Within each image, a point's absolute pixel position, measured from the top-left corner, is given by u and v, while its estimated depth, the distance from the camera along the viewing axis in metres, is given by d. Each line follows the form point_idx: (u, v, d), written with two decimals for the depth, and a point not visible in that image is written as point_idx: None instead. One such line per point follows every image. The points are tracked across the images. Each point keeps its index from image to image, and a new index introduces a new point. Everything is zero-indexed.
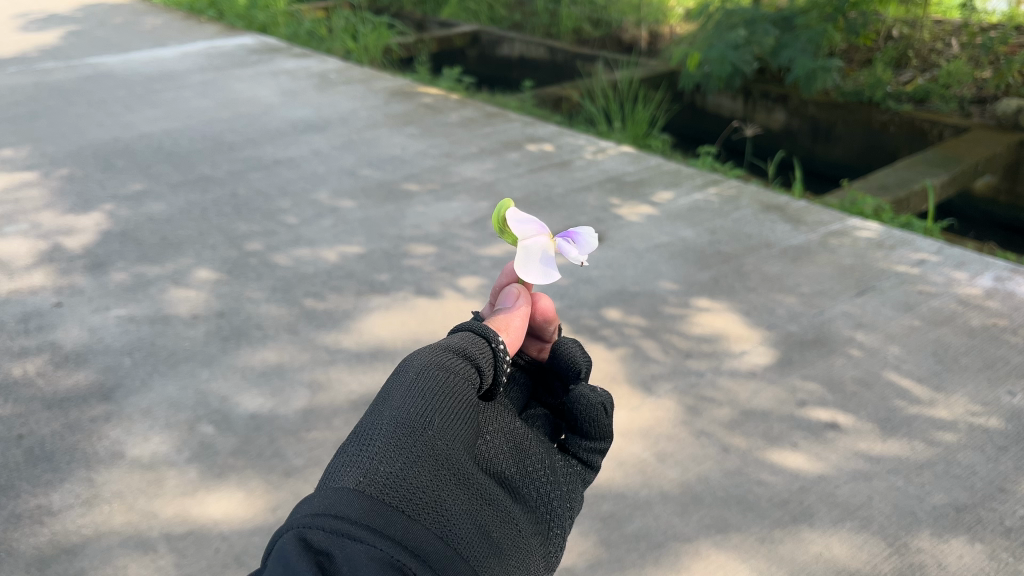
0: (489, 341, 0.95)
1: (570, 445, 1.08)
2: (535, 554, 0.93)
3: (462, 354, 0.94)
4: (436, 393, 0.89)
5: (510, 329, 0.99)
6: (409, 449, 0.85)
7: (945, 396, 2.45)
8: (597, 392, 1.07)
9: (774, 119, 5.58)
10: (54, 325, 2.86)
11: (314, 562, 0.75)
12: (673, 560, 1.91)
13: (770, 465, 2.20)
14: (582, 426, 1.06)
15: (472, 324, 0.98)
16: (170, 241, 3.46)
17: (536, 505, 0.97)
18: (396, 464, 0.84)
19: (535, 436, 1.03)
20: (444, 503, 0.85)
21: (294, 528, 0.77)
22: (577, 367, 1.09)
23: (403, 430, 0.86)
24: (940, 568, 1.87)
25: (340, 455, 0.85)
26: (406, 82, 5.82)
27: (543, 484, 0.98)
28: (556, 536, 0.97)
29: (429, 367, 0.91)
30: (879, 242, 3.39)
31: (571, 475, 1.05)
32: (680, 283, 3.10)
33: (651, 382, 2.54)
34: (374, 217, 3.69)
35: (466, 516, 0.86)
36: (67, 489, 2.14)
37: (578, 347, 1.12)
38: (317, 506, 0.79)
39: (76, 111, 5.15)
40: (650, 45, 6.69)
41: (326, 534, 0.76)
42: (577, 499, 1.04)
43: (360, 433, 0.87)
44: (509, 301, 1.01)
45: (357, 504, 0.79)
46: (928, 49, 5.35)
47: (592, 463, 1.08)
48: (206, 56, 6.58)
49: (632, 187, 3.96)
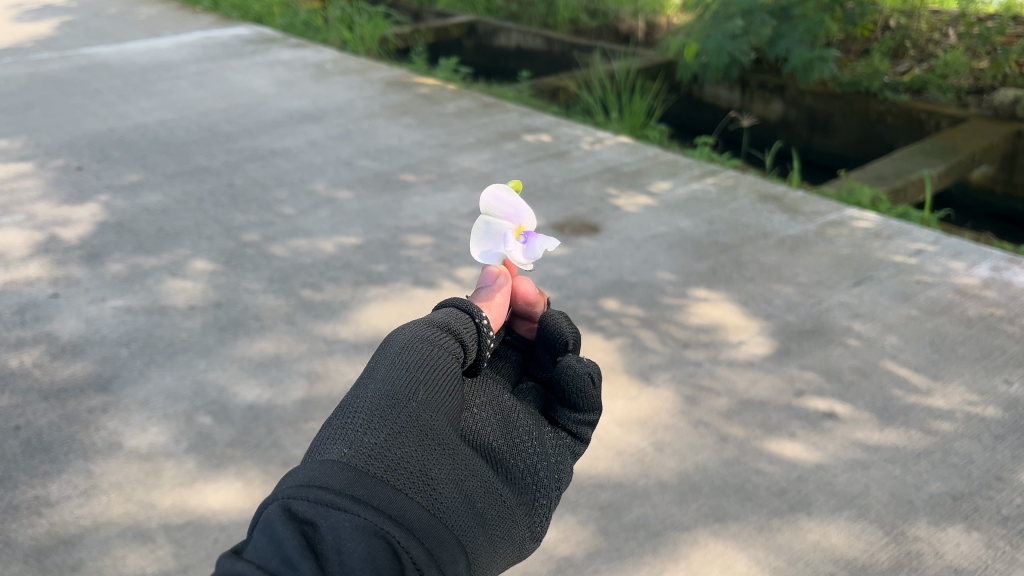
0: (473, 317, 1.03)
1: (559, 417, 1.10)
2: (521, 524, 0.96)
3: (446, 328, 1.00)
4: (420, 367, 0.94)
5: (493, 306, 1.07)
6: (393, 422, 0.89)
7: (943, 385, 2.46)
8: (584, 362, 1.08)
9: (772, 109, 5.57)
10: (50, 316, 2.85)
11: (300, 531, 0.79)
12: (671, 549, 1.92)
13: (768, 455, 2.20)
14: (570, 397, 1.08)
15: (457, 301, 1.06)
16: (166, 232, 3.45)
17: (523, 476, 0.99)
18: (381, 436, 0.87)
19: (524, 410, 1.07)
20: (429, 473, 0.88)
21: (280, 499, 0.81)
22: (564, 339, 1.12)
23: (387, 402, 0.90)
24: (938, 557, 1.88)
25: (327, 427, 0.89)
26: (403, 73, 5.81)
27: (530, 456, 1.01)
28: (542, 507, 1.00)
29: (414, 338, 0.97)
30: (876, 232, 3.40)
31: (562, 448, 1.06)
32: (678, 273, 3.10)
33: (649, 372, 2.55)
34: (372, 207, 3.68)
35: (450, 486, 0.89)
36: (64, 480, 2.13)
37: (565, 319, 1.15)
38: (302, 478, 0.83)
39: (71, 101, 5.13)
40: (647, 36, 6.67)
41: (311, 505, 0.80)
42: (567, 472, 1.05)
43: (347, 406, 0.91)
44: (490, 281, 1.09)
45: (342, 474, 0.83)
46: (925, 40, 5.36)
47: (581, 435, 1.10)
48: (201, 46, 6.55)
49: (630, 178, 3.95)
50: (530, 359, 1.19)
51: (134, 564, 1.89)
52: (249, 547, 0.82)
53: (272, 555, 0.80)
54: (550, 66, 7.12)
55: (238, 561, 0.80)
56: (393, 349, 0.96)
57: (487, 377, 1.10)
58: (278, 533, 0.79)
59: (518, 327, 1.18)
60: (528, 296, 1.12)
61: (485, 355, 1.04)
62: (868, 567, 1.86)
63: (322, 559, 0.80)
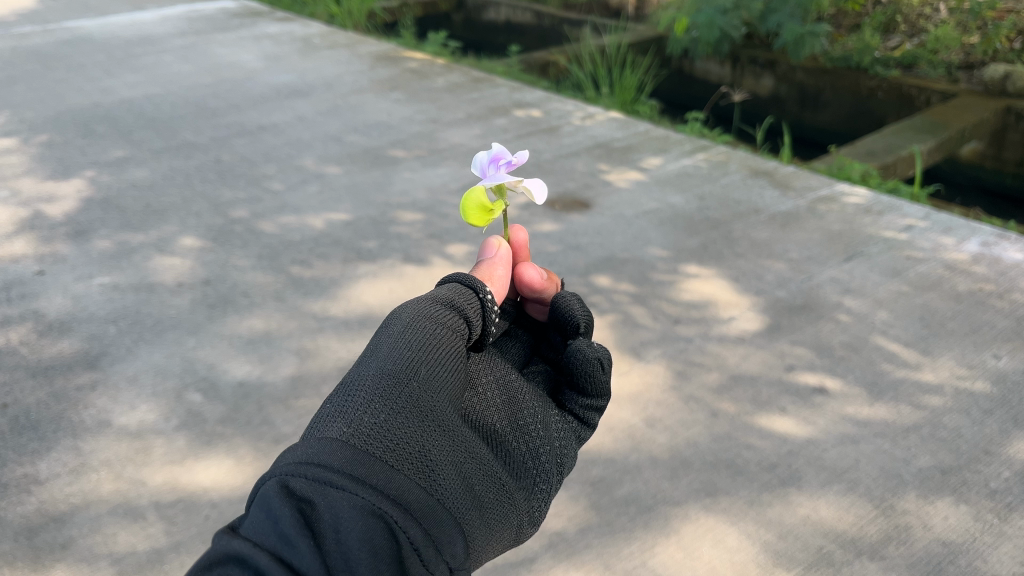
0: (477, 292, 1.05)
1: (567, 402, 1.14)
2: (521, 508, 0.96)
3: (449, 305, 1.03)
4: (421, 347, 0.95)
5: (495, 279, 1.10)
6: (394, 401, 0.89)
7: (932, 360, 2.47)
8: (594, 348, 1.12)
9: (762, 85, 5.56)
10: (36, 294, 2.82)
11: (295, 507, 0.79)
12: (663, 524, 1.93)
13: (758, 430, 2.21)
14: (578, 381, 1.11)
15: (461, 275, 1.08)
16: (154, 208, 3.42)
17: (523, 460, 1.00)
18: (382, 416, 0.87)
19: (531, 392, 1.09)
20: (429, 454, 0.88)
21: (278, 476, 0.81)
22: (576, 322, 1.15)
23: (388, 381, 0.91)
24: (926, 529, 1.90)
25: (326, 407, 0.89)
26: (391, 47, 5.74)
27: (531, 441, 1.02)
28: (542, 492, 1.00)
29: (416, 318, 0.99)
30: (868, 207, 3.40)
31: (567, 433, 1.09)
32: (669, 250, 3.10)
33: (640, 349, 2.55)
34: (361, 183, 3.65)
35: (449, 467, 0.89)
36: (54, 458, 2.12)
37: (577, 301, 1.18)
38: (301, 456, 0.82)
39: (55, 76, 5.05)
40: (638, 11, 6.50)
41: (308, 482, 0.80)
42: (571, 455, 1.07)
43: (348, 384, 0.91)
44: (492, 253, 1.13)
45: (341, 451, 0.83)
46: (917, 14, 5.25)
47: (587, 420, 1.13)
48: (187, 20, 6.46)
49: (621, 153, 3.94)
50: (542, 340, 1.26)
51: (125, 541, 1.89)
52: (245, 523, 0.81)
53: (269, 532, 0.79)
54: (538, 41, 7.08)
55: (235, 538, 0.79)
56: (395, 329, 0.97)
57: (496, 354, 1.14)
58: (277, 508, 0.79)
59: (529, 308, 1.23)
60: (534, 282, 1.15)
61: (490, 329, 1.06)
62: (857, 541, 1.87)
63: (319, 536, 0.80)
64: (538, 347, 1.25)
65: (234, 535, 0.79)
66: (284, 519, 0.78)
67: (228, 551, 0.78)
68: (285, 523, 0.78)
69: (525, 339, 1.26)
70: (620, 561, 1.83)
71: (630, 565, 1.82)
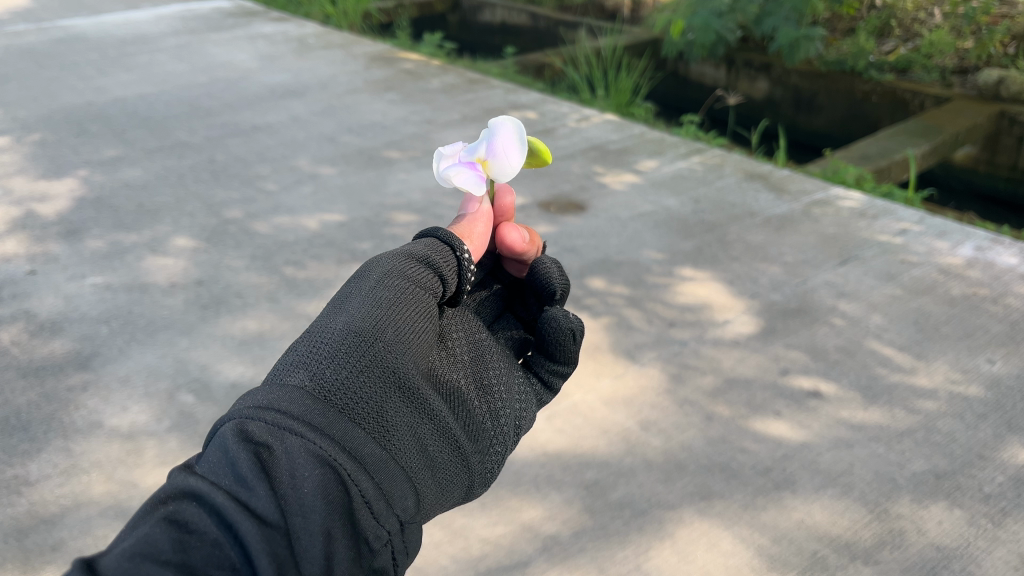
0: (455, 249, 1.04)
1: (534, 364, 1.19)
2: (476, 470, 0.98)
3: (425, 262, 1.01)
4: (392, 300, 0.96)
5: (473, 236, 1.09)
6: (360, 356, 0.90)
7: (926, 364, 2.47)
8: (569, 318, 1.16)
9: (757, 88, 5.56)
10: (28, 293, 2.80)
11: (254, 451, 0.80)
12: (657, 528, 1.92)
13: (753, 434, 2.21)
14: (548, 347, 1.16)
15: (438, 230, 1.05)
16: (147, 208, 3.40)
17: (485, 423, 1.01)
18: (345, 370, 0.89)
19: (501, 353, 1.12)
20: (387, 412, 0.90)
21: (235, 419, 0.82)
22: (552, 290, 1.18)
23: (356, 334, 0.92)
24: (920, 534, 1.89)
25: (290, 355, 0.91)
26: (387, 48, 5.73)
27: (494, 402, 1.03)
28: (498, 454, 1.02)
29: (392, 271, 0.99)
30: (862, 211, 3.40)
31: (527, 393, 1.12)
32: (664, 252, 3.09)
33: (635, 351, 2.54)
34: (355, 184, 3.64)
35: (406, 426, 0.91)
36: (44, 459, 2.11)
37: (557, 267, 1.20)
38: (259, 401, 0.84)
39: (48, 74, 5.03)
40: (633, 13, 6.47)
41: (265, 427, 0.81)
42: (529, 416, 1.10)
43: (316, 334, 0.92)
44: (472, 208, 1.11)
45: (301, 401, 0.85)
46: (911, 19, 5.30)
47: (550, 384, 1.19)
48: (180, 19, 6.44)
49: (615, 156, 3.94)
50: (515, 297, 1.28)
51: None
52: (200, 461, 0.81)
53: (223, 472, 0.79)
54: (533, 43, 7.09)
55: (188, 474, 0.79)
56: (366, 284, 0.98)
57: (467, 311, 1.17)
58: (238, 447, 0.79)
59: (509, 266, 1.25)
60: (513, 245, 1.15)
61: (465, 287, 1.05)
62: (851, 545, 1.87)
63: (274, 479, 0.80)
64: (509, 305, 1.29)
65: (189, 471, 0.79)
66: (241, 459, 0.78)
67: (183, 488, 0.77)
68: (242, 464, 0.78)
69: (497, 293, 1.28)
70: (614, 565, 1.83)
71: (624, 568, 1.82)
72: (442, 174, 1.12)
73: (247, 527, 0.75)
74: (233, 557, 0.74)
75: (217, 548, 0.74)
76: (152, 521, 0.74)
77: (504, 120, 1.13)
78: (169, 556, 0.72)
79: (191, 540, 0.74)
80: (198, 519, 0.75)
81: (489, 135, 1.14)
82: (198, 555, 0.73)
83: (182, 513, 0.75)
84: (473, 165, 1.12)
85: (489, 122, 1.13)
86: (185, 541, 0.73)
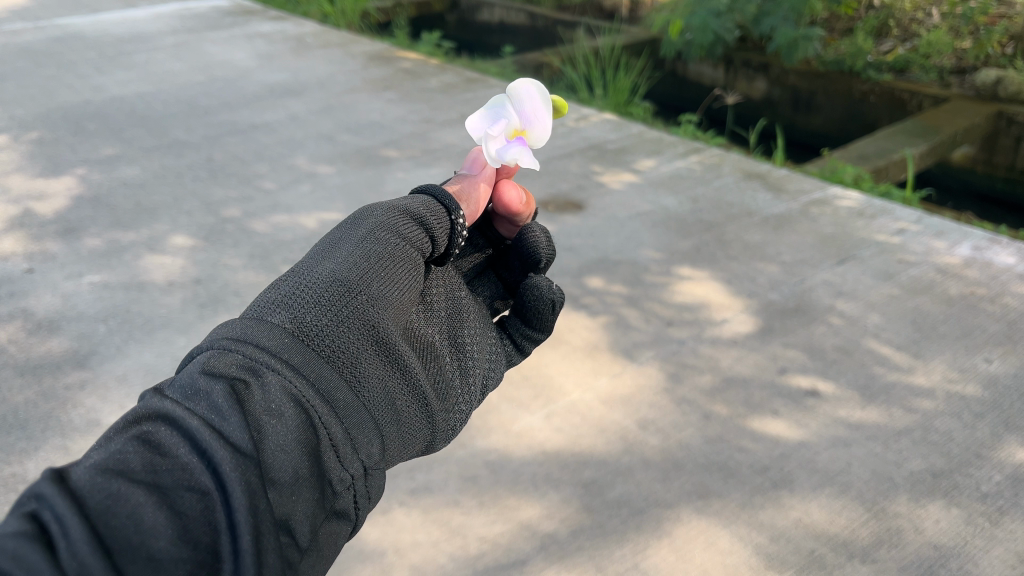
0: (449, 212, 1.14)
1: (510, 326, 1.28)
2: (438, 426, 1.05)
3: (418, 220, 1.11)
4: (371, 258, 1.02)
5: (470, 199, 1.21)
6: (340, 307, 0.96)
7: (924, 363, 2.47)
8: (551, 289, 1.27)
9: (756, 88, 5.56)
10: (25, 292, 2.80)
11: (230, 384, 0.83)
12: (655, 526, 1.92)
13: (751, 433, 2.21)
14: (527, 312, 1.26)
15: (437, 189, 1.17)
16: (144, 207, 3.40)
17: (450, 384, 1.09)
18: (326, 318, 0.94)
19: (477, 314, 1.21)
20: (360, 362, 0.96)
21: (216, 349, 0.86)
22: (537, 259, 1.30)
23: (339, 285, 0.98)
24: (918, 533, 1.90)
25: (271, 295, 0.95)
26: (385, 47, 5.72)
27: (464, 361, 1.12)
28: (459, 414, 1.09)
29: (379, 229, 1.06)
30: (860, 210, 3.41)
31: (497, 357, 1.21)
32: (662, 252, 3.10)
33: (633, 350, 2.54)
34: (354, 183, 3.63)
35: (376, 378, 0.97)
36: (41, 457, 2.10)
37: (544, 237, 1.32)
38: (241, 336, 0.88)
39: (45, 73, 5.03)
40: (632, 12, 6.45)
41: (244, 362, 0.85)
42: (497, 375, 1.20)
43: (298, 279, 0.98)
44: (475, 168, 1.22)
45: (278, 345, 0.89)
46: (909, 19, 5.31)
47: (521, 347, 1.28)
48: (178, 18, 6.43)
49: (614, 155, 3.94)
50: (499, 257, 1.39)
51: None
52: (171, 384, 0.84)
53: (197, 400, 0.81)
54: (531, 41, 7.09)
55: (159, 396, 0.81)
56: (344, 242, 1.04)
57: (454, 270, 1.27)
58: (211, 379, 0.82)
59: (501, 227, 1.35)
60: (511, 203, 1.26)
61: (454, 247, 1.16)
62: (849, 543, 1.87)
63: (249, 412, 0.83)
64: (494, 264, 1.39)
65: (162, 396, 0.81)
66: (216, 391, 0.81)
67: (156, 410, 0.79)
68: (217, 395, 0.81)
69: (486, 252, 1.38)
70: (611, 564, 1.83)
71: (621, 567, 1.82)
72: (501, 151, 1.17)
73: (221, 454, 0.76)
74: (205, 481, 0.75)
75: (187, 472, 0.75)
76: (124, 439, 0.75)
77: (523, 85, 1.24)
78: (141, 475, 0.73)
79: (163, 462, 0.75)
80: (172, 442, 0.77)
81: (511, 103, 1.24)
82: (170, 478, 0.74)
83: (155, 435, 0.77)
84: (519, 138, 1.22)
85: (510, 90, 1.24)
86: (156, 464, 0.74)
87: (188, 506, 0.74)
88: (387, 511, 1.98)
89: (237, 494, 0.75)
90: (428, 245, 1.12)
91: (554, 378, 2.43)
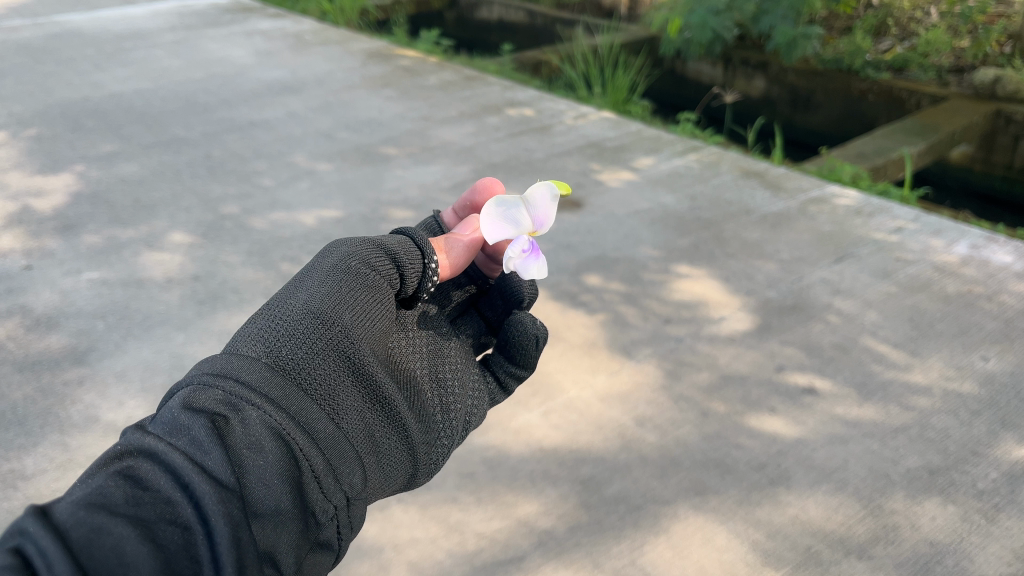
0: (423, 256, 1.24)
1: (495, 365, 1.37)
2: (418, 458, 1.16)
3: (392, 257, 1.21)
4: (342, 291, 1.12)
5: (451, 250, 1.30)
6: (316, 342, 1.07)
7: (921, 361, 2.48)
8: (535, 326, 1.34)
9: (754, 86, 5.56)
10: (24, 288, 2.80)
11: (210, 419, 0.92)
12: (652, 523, 1.93)
13: (748, 430, 2.21)
14: (513, 350, 1.34)
15: (415, 234, 1.26)
16: (143, 203, 3.40)
17: (429, 413, 1.19)
18: (303, 352, 1.05)
19: (458, 352, 1.34)
20: (337, 394, 1.06)
21: (197, 385, 0.95)
22: (520, 297, 1.42)
23: (314, 319, 1.08)
24: (913, 529, 1.90)
25: (250, 331, 1.06)
26: (384, 44, 5.72)
27: (447, 397, 1.24)
28: (440, 445, 1.20)
29: (353, 263, 1.16)
30: (858, 209, 3.41)
31: (479, 394, 1.31)
32: (660, 249, 3.10)
33: (630, 348, 2.55)
34: (352, 179, 3.64)
35: (353, 409, 1.07)
36: (41, 453, 2.10)
37: (528, 280, 1.44)
38: (221, 369, 0.98)
39: (44, 69, 5.03)
40: (630, 11, 6.47)
41: (224, 397, 0.95)
42: (480, 413, 1.30)
43: (274, 315, 1.08)
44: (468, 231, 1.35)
45: (257, 378, 0.99)
46: (908, 18, 5.32)
47: (505, 385, 1.37)
48: (177, 14, 6.43)
49: (612, 153, 3.94)
50: (483, 297, 1.50)
51: None
52: (157, 420, 0.93)
53: (179, 435, 0.90)
54: (530, 39, 7.10)
55: (144, 430, 0.90)
56: (316, 276, 1.14)
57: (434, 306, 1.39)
58: (193, 414, 0.91)
59: (485, 267, 1.48)
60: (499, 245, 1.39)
61: (422, 291, 1.25)
62: (845, 540, 1.88)
63: (229, 447, 0.92)
64: (477, 303, 1.50)
65: (144, 432, 0.90)
66: (197, 426, 0.90)
67: (139, 446, 0.88)
68: (198, 430, 0.90)
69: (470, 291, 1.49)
70: (609, 560, 1.83)
71: (619, 563, 1.82)
72: (521, 267, 1.28)
73: (201, 487, 0.85)
74: (186, 515, 0.84)
75: (170, 505, 0.84)
76: (107, 475, 0.84)
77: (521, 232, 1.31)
78: (124, 508, 0.82)
79: (145, 496, 0.84)
80: (153, 476, 0.86)
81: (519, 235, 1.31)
82: (152, 511, 0.83)
83: (138, 470, 0.86)
84: (533, 242, 1.32)
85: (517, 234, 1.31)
86: (139, 497, 0.84)
87: (168, 539, 0.83)
88: (385, 508, 1.99)
89: (218, 526, 0.83)
90: (397, 283, 1.23)
91: (552, 376, 2.43)
